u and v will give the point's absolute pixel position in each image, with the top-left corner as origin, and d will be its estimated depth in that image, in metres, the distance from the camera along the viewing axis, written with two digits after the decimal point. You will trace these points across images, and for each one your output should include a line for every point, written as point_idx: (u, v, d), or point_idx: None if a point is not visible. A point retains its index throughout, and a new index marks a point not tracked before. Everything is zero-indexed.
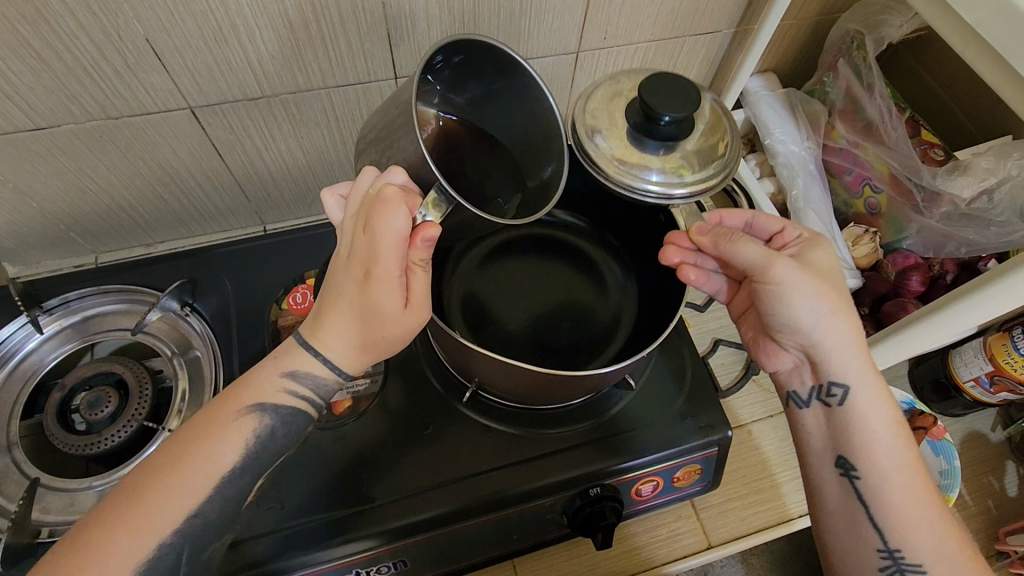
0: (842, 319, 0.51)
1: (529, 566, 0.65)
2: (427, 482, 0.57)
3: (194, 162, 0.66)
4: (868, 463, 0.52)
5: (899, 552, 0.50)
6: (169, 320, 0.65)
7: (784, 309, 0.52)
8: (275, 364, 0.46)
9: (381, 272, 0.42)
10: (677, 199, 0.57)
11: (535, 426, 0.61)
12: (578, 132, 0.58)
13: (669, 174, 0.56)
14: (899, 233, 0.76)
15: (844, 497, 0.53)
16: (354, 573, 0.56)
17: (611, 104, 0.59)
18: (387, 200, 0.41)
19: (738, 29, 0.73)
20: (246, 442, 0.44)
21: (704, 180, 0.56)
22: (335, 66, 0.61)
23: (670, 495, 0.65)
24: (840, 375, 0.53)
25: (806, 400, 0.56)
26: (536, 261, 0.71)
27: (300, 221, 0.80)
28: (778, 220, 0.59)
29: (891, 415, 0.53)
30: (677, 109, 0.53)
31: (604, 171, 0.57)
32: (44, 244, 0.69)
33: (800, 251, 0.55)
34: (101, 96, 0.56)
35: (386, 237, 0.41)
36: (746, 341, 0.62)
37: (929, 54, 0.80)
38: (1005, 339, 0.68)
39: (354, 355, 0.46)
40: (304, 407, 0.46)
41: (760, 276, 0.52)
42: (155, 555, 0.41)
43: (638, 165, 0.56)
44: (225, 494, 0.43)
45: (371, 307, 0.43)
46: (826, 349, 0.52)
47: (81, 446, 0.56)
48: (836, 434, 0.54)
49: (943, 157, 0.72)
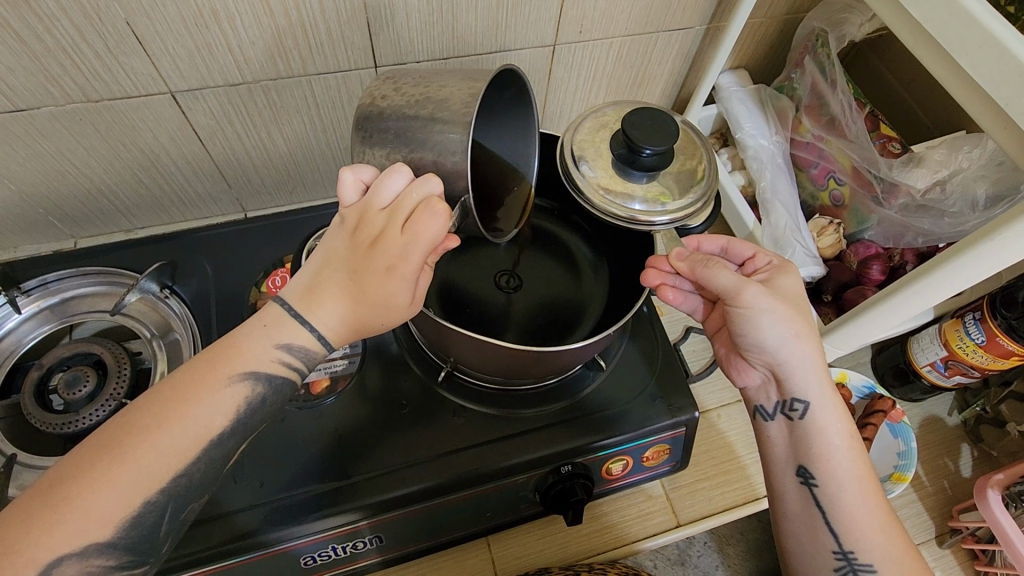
0: (806, 340, 0.54)
1: (501, 544, 0.67)
2: (405, 460, 0.58)
3: (174, 147, 0.67)
4: (826, 472, 0.55)
5: (853, 553, 0.53)
6: (148, 302, 0.65)
7: (753, 330, 0.54)
8: (267, 334, 0.46)
9: (404, 271, 0.44)
10: (659, 224, 0.59)
11: (513, 406, 0.63)
12: (566, 160, 0.62)
13: (651, 202, 0.59)
14: (860, 225, 0.79)
15: (803, 503, 0.56)
16: (331, 548, 0.57)
17: (597, 134, 0.64)
18: (434, 206, 0.42)
19: (710, 26, 0.76)
20: (229, 406, 0.44)
21: (684, 207, 0.59)
22: (317, 54, 0.62)
23: (641, 474, 0.67)
24: (803, 392, 0.55)
25: (771, 414, 0.58)
26: (512, 249, 0.72)
27: (281, 208, 0.81)
28: (752, 246, 0.62)
29: (849, 428, 0.55)
30: (658, 143, 0.56)
31: (591, 199, 0.60)
32: (23, 227, 0.70)
33: (770, 276, 0.58)
34: (82, 79, 0.57)
35: (424, 242, 0.43)
36: (718, 357, 0.64)
37: (889, 54, 0.84)
38: (958, 325, 0.71)
39: (339, 334, 0.47)
40: (292, 375, 0.47)
41: (730, 299, 0.54)
42: (142, 511, 0.42)
43: (623, 194, 0.60)
44: (212, 456, 0.44)
45: (378, 299, 0.45)
46: (790, 368, 0.55)
47: (59, 425, 0.57)
48: (798, 446, 0.56)
49: (900, 150, 0.76)
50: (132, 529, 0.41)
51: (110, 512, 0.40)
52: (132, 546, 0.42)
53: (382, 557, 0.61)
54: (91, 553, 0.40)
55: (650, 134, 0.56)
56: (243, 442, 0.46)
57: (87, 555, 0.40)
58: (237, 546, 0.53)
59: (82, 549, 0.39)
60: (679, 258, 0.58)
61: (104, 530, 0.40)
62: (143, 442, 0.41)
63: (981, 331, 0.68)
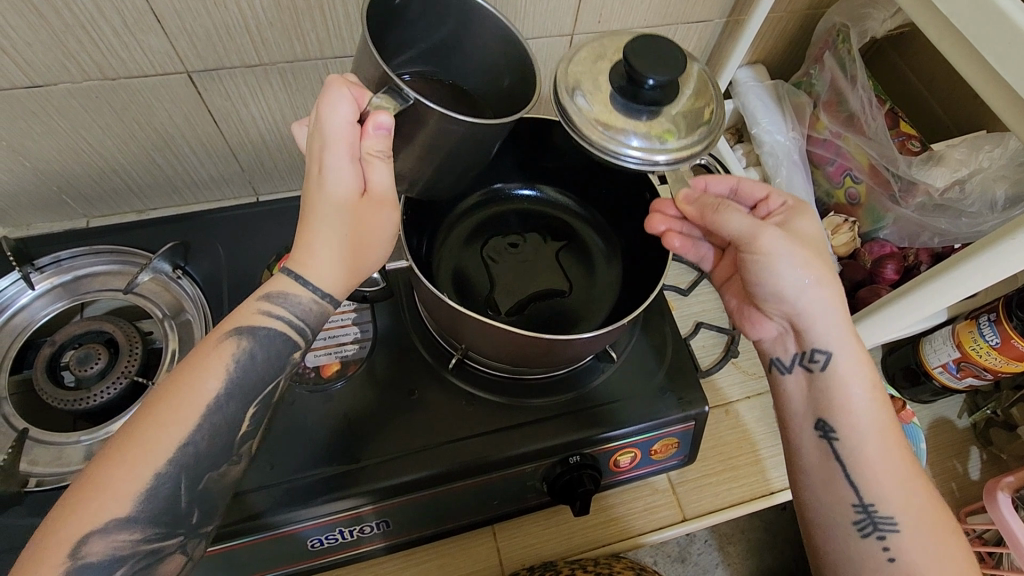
0: (827, 286, 0.52)
1: (507, 534, 0.67)
2: (414, 446, 0.58)
3: (188, 127, 0.67)
4: (847, 424, 0.52)
5: (873, 505, 0.51)
6: (161, 282, 0.65)
7: (770, 276, 0.52)
8: (261, 301, 0.46)
9: (332, 160, 0.42)
10: (661, 165, 0.52)
11: (520, 395, 0.63)
12: (558, 93, 0.54)
13: (652, 139, 0.52)
14: (876, 223, 0.78)
15: (821, 457, 0.53)
16: (338, 531, 0.57)
17: (594, 65, 0.55)
18: (338, 89, 0.41)
19: (729, 19, 0.75)
20: (230, 371, 0.44)
21: (689, 147, 0.52)
22: (334, 36, 0.62)
23: (648, 467, 0.67)
24: (824, 341, 0.53)
25: (789, 366, 0.56)
26: (524, 237, 0.73)
27: (292, 192, 0.81)
28: (763, 188, 0.61)
29: (871, 379, 0.53)
30: (663, 73, 0.49)
31: (586, 136, 0.52)
32: (36, 205, 0.70)
33: (786, 219, 0.56)
34: (98, 55, 0.56)
35: (329, 119, 0.41)
36: (731, 312, 0.63)
37: (911, 50, 0.83)
38: (972, 327, 0.70)
39: (337, 279, 0.46)
40: (286, 331, 0.46)
41: (746, 244, 0.52)
42: (154, 485, 0.41)
43: (620, 129, 0.52)
44: (214, 422, 0.43)
45: (323, 203, 0.43)
46: (810, 316, 0.53)
47: (70, 402, 0.57)
48: (817, 398, 0.54)
49: (918, 148, 0.75)
50: (149, 503, 0.41)
51: (126, 487, 0.40)
52: (155, 520, 0.41)
53: (387, 541, 0.61)
54: (113, 529, 0.40)
55: (654, 62, 0.49)
56: (248, 405, 0.45)
57: (108, 530, 0.39)
58: (247, 526, 0.53)
59: (103, 526, 0.39)
60: (688, 202, 0.58)
61: (122, 505, 0.40)
62: (154, 417, 0.41)
63: (996, 333, 0.67)
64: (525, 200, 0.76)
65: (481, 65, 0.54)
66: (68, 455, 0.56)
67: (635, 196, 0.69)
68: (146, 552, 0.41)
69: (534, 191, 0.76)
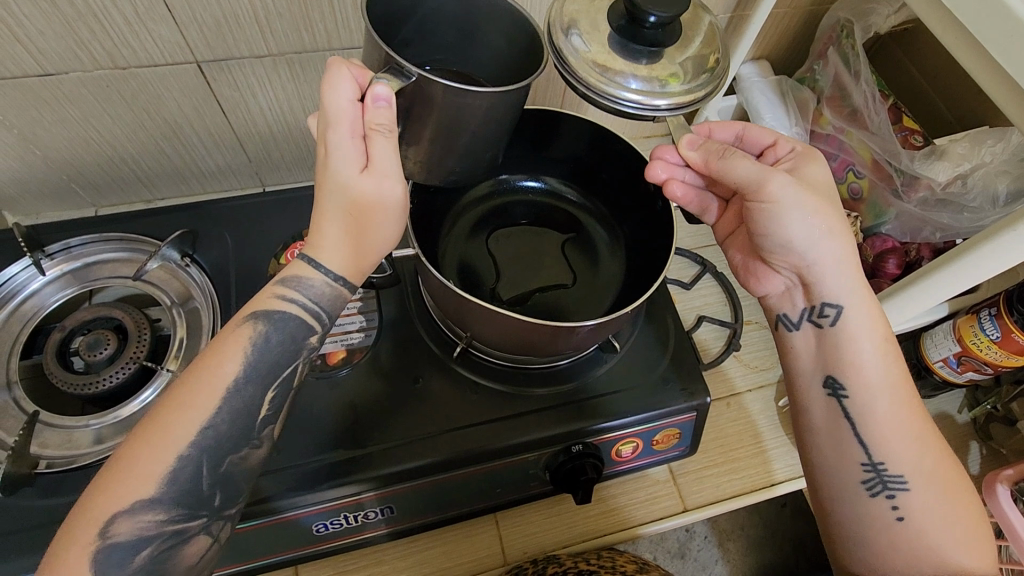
0: (838, 239, 0.51)
1: (509, 522, 0.68)
2: (419, 434, 0.59)
3: (196, 117, 0.67)
4: (856, 383, 0.52)
5: (882, 464, 0.51)
6: (169, 269, 0.66)
7: (778, 227, 0.51)
8: (273, 286, 0.47)
9: (337, 140, 0.43)
10: (660, 110, 0.52)
11: (522, 384, 0.64)
12: (554, 32, 0.53)
13: (652, 82, 0.52)
14: (878, 218, 0.79)
15: (830, 416, 0.53)
16: (342, 517, 0.58)
17: (592, 6, 0.55)
18: (339, 70, 0.42)
19: (733, 15, 0.76)
20: (247, 353, 0.45)
21: (690, 92, 0.52)
22: (342, 27, 0.62)
23: (649, 457, 0.67)
24: (834, 296, 0.53)
25: (796, 323, 0.56)
26: (528, 228, 0.73)
27: (298, 183, 0.82)
28: (770, 133, 0.60)
29: (883, 333, 0.53)
30: (665, 9, 0.49)
31: (584, 79, 0.51)
32: (46, 193, 0.71)
33: (796, 165, 0.55)
34: (109, 44, 0.57)
35: (331, 101, 0.42)
36: (734, 266, 0.62)
37: (914, 46, 0.83)
38: (973, 321, 0.70)
39: (348, 260, 0.47)
40: (305, 318, 0.47)
41: (752, 192, 0.51)
42: (177, 467, 0.42)
43: (620, 72, 0.51)
44: (235, 405, 0.44)
45: (331, 185, 0.44)
46: (820, 270, 0.52)
47: (79, 386, 0.57)
48: (826, 355, 0.54)
49: (922, 143, 0.76)
50: (171, 485, 0.42)
51: (150, 470, 0.41)
52: (179, 501, 0.42)
53: (390, 528, 0.62)
54: (140, 510, 0.41)
55: None
56: (268, 389, 0.46)
57: (136, 511, 0.41)
58: (253, 510, 0.54)
59: (129, 507, 0.40)
60: (691, 147, 0.55)
61: (145, 487, 0.41)
62: (179, 402, 0.43)
63: (996, 327, 0.67)
64: (530, 192, 0.77)
65: (487, 55, 0.54)
66: (78, 439, 0.57)
67: (638, 185, 0.69)
68: (170, 532, 0.42)
69: (539, 182, 0.77)
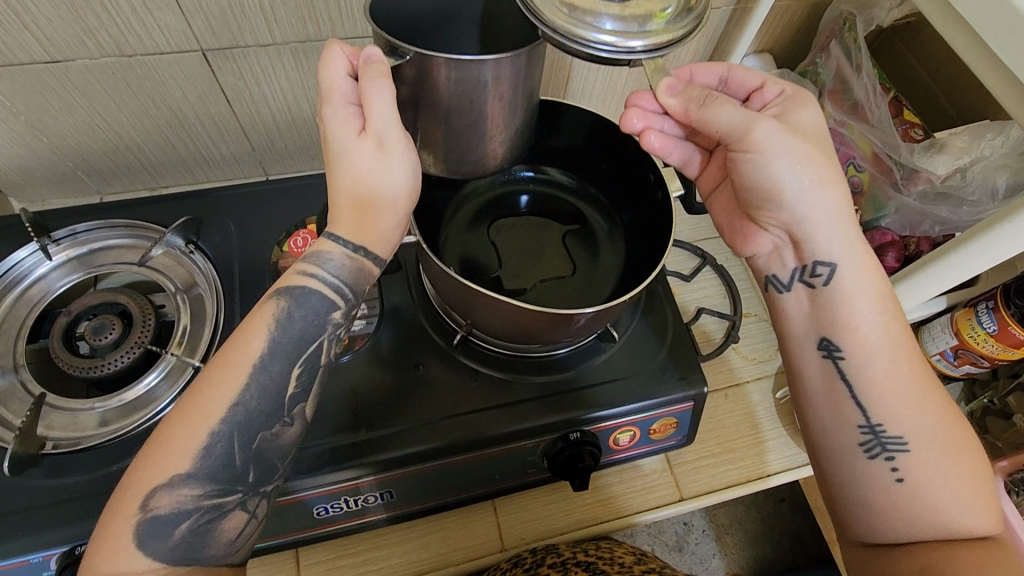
0: (827, 191, 0.51)
1: (507, 509, 0.69)
2: (420, 419, 0.60)
3: (201, 105, 0.68)
4: (851, 342, 0.52)
5: (880, 425, 0.51)
6: (173, 256, 0.67)
7: (764, 175, 0.50)
8: (298, 264, 0.49)
9: (334, 110, 0.45)
10: (637, 52, 0.43)
11: (522, 371, 0.64)
12: None
13: (624, 21, 0.43)
14: (878, 211, 0.78)
15: (826, 378, 0.53)
16: (343, 500, 0.59)
17: None
18: (333, 47, 0.46)
19: (737, 6, 0.75)
20: (270, 329, 0.46)
21: (670, 32, 0.44)
22: (347, 17, 0.63)
23: (646, 447, 0.68)
24: (826, 253, 0.52)
25: (787, 284, 0.55)
26: (529, 218, 0.74)
27: (301, 173, 0.82)
28: (757, 76, 0.58)
29: (879, 290, 0.52)
30: None
31: (549, 19, 0.43)
32: (51, 180, 0.72)
33: (783, 110, 0.54)
34: (117, 32, 0.58)
35: (328, 75, 0.45)
36: (724, 232, 0.61)
37: (917, 40, 0.83)
38: (970, 314, 0.71)
39: (360, 229, 0.48)
40: (334, 299, 0.48)
41: (736, 140, 0.50)
42: (209, 442, 0.43)
43: (590, 11, 0.43)
44: (261, 381, 0.45)
45: (335, 154, 0.46)
46: (810, 225, 0.52)
47: (85, 369, 0.58)
48: (820, 317, 0.54)
49: (922, 136, 0.76)
50: (204, 459, 0.43)
51: (187, 444, 0.43)
52: (212, 476, 0.44)
53: (390, 512, 0.63)
54: (177, 484, 0.43)
55: None
56: (294, 366, 0.46)
57: (174, 485, 0.43)
58: None
59: (167, 480, 0.42)
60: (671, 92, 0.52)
61: (182, 462, 0.43)
62: (214, 379, 0.44)
63: (993, 321, 0.68)
64: (530, 181, 0.77)
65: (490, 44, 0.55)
66: (82, 422, 0.58)
67: (638, 175, 0.70)
68: (209, 506, 0.44)
69: (539, 172, 0.77)
